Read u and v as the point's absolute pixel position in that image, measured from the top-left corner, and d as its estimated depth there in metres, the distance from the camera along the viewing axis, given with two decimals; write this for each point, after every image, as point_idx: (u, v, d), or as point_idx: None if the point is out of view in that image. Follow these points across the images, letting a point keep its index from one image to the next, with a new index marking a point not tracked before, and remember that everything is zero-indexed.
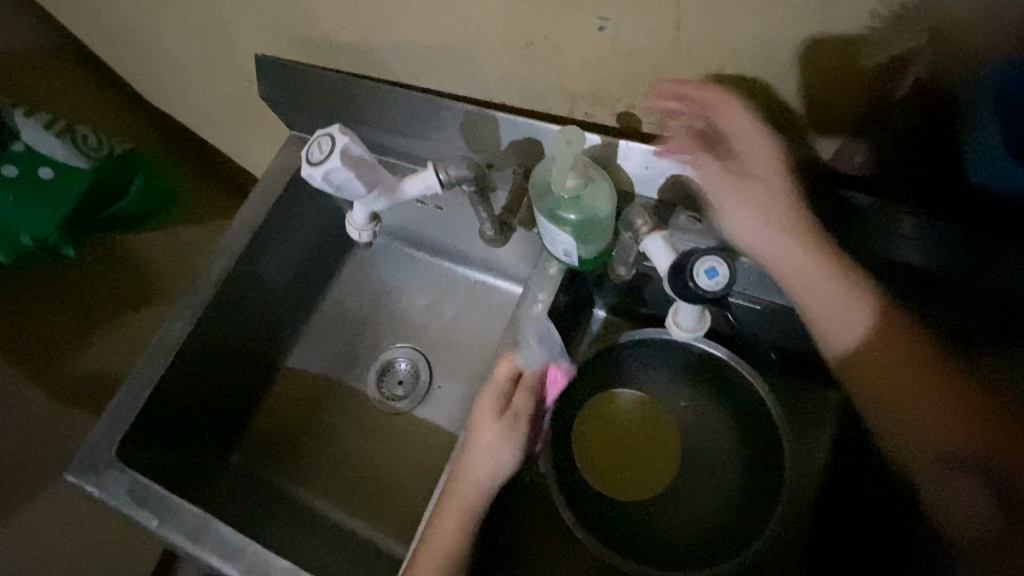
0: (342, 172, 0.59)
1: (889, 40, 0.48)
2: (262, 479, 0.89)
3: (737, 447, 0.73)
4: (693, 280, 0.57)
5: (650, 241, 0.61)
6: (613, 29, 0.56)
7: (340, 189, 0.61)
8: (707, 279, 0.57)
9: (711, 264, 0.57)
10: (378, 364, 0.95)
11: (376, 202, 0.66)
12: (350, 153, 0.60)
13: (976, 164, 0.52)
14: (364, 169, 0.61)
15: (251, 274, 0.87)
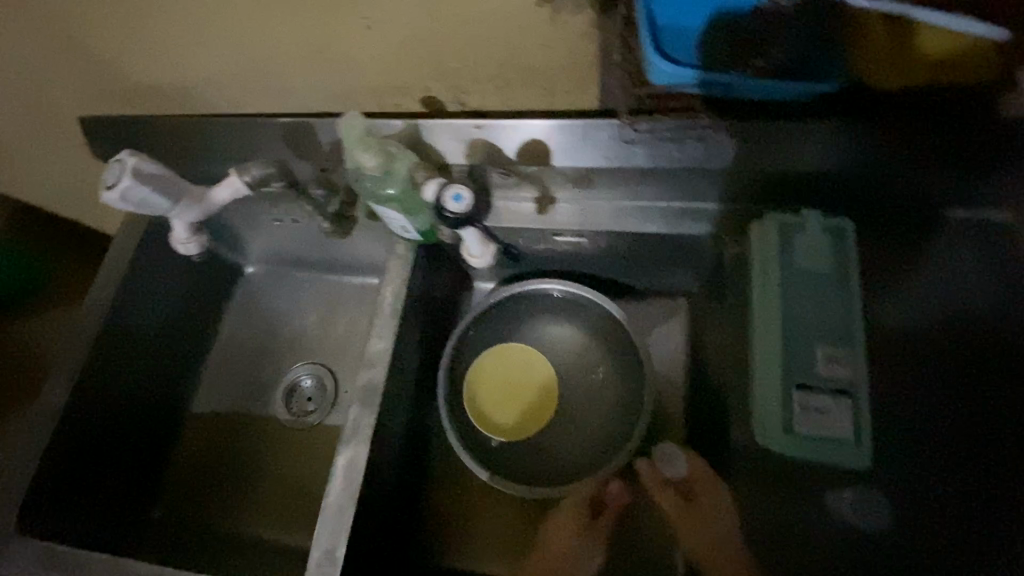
0: (140, 189, 0.62)
1: None
2: (188, 522, 0.90)
3: (608, 363, 0.86)
4: (442, 210, 0.63)
5: (426, 186, 0.64)
6: None
7: (144, 206, 0.64)
8: (453, 204, 0.63)
9: (457, 191, 0.63)
10: (283, 388, 0.98)
11: (187, 214, 0.69)
12: (144, 171, 0.62)
13: (652, 71, 0.53)
14: (164, 183, 0.64)
15: (127, 327, 0.88)
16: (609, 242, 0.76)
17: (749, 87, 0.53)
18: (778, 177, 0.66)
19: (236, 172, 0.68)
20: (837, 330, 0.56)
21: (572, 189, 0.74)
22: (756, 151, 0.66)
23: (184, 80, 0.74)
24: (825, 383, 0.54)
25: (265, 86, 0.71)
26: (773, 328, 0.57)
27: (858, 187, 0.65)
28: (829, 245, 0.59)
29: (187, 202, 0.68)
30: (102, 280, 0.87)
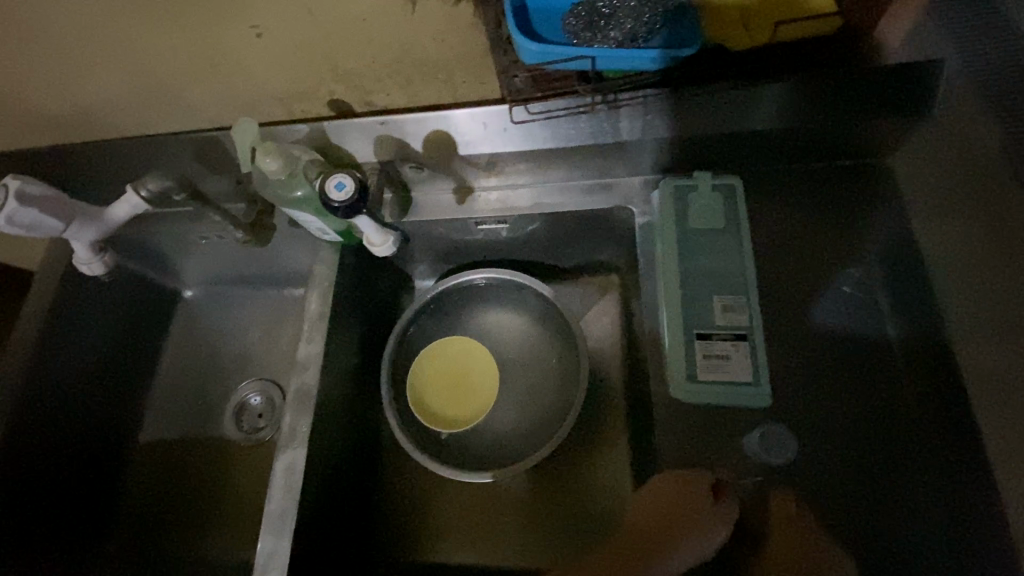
0: (25, 211, 0.64)
1: None
2: (144, 553, 0.89)
3: (546, 343, 0.88)
4: (325, 197, 0.64)
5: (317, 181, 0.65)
6: (267, 36, 0.63)
7: (33, 228, 0.66)
8: (336, 191, 0.64)
9: (340, 179, 0.64)
10: (231, 407, 0.97)
11: (84, 233, 0.72)
12: (28, 193, 0.65)
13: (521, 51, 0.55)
14: (52, 204, 0.67)
15: (59, 364, 0.86)
16: (529, 224, 0.78)
17: (622, 57, 0.56)
18: (730, 140, 0.71)
19: (131, 190, 0.70)
20: (729, 279, 0.64)
21: (484, 176, 0.78)
22: (712, 114, 0.69)
23: (83, 108, 0.73)
24: (722, 329, 0.62)
25: (169, 104, 0.71)
26: (673, 287, 0.64)
27: (797, 141, 0.71)
28: (716, 205, 0.67)
29: (82, 222, 0.71)
30: (28, 317, 0.86)
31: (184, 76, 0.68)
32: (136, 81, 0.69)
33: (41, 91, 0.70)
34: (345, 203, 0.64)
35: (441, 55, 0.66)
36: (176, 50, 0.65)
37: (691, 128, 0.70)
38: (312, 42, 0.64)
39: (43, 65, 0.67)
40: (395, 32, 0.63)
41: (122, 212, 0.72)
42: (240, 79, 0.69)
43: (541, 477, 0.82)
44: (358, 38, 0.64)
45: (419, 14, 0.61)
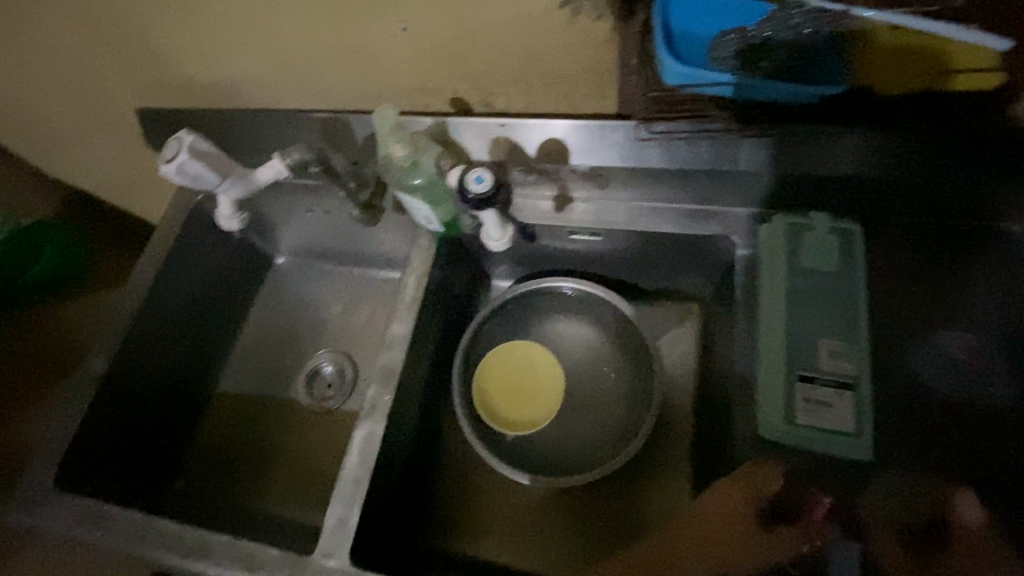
0: (193, 164, 0.70)
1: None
2: (209, 495, 0.94)
3: (616, 362, 0.88)
4: (464, 189, 0.66)
5: (450, 172, 0.69)
6: (413, 30, 0.67)
7: (195, 180, 0.72)
8: (476, 184, 0.66)
9: (478, 173, 0.67)
10: (305, 372, 1.02)
11: (233, 190, 0.77)
12: (199, 149, 0.70)
13: (668, 75, 0.57)
14: (214, 161, 0.72)
15: (164, 306, 0.93)
16: (624, 241, 0.79)
17: (777, 87, 0.57)
18: (814, 182, 0.70)
19: (279, 157, 0.75)
20: (838, 325, 0.62)
21: (586, 188, 0.79)
22: (802, 156, 0.69)
23: (229, 77, 0.78)
24: (826, 375, 0.60)
25: (305, 83, 0.76)
26: (776, 324, 0.63)
27: (886, 194, 0.70)
28: (826, 248, 0.66)
29: (234, 180, 0.76)
30: (143, 259, 0.92)
31: (328, 60, 0.72)
32: (281, 59, 0.74)
33: (199, 58, 0.76)
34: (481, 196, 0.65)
35: (570, 66, 0.68)
36: (327, 34, 0.69)
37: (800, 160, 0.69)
38: (453, 42, 0.67)
39: (206, 32, 0.72)
40: (531, 39, 0.65)
41: (265, 176, 0.77)
42: (379, 69, 0.73)
43: (595, 490, 0.81)
44: (497, 42, 0.66)
45: (560, 25, 0.63)
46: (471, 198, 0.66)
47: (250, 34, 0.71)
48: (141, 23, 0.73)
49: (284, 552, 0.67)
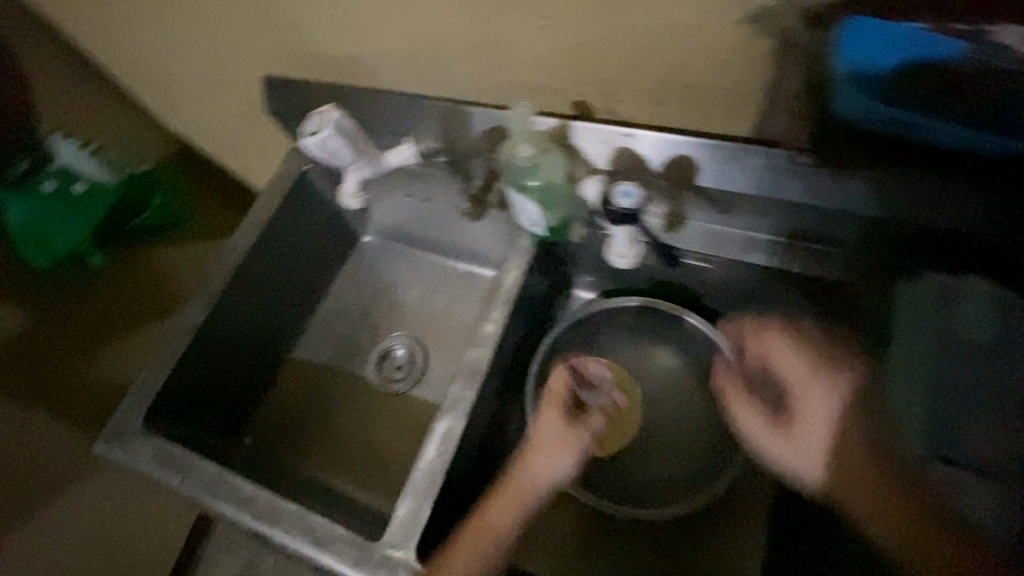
0: (332, 138, 0.75)
1: (779, 18, 0.55)
2: (273, 456, 0.96)
3: (700, 394, 0.83)
4: (610, 201, 0.67)
5: (586, 183, 0.75)
6: (555, 30, 0.64)
7: (331, 154, 0.77)
8: (623, 198, 0.67)
9: (627, 187, 0.67)
10: (377, 351, 1.03)
11: (362, 168, 0.82)
12: (342, 126, 0.75)
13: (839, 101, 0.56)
14: (350, 137, 0.77)
15: (259, 268, 0.95)
16: (732, 271, 0.76)
17: (947, 134, 0.54)
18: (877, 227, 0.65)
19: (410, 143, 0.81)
20: None
21: (701, 210, 0.75)
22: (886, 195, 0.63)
23: (357, 55, 0.79)
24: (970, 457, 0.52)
25: (431, 68, 0.76)
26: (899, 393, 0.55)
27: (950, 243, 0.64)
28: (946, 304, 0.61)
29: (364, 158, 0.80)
30: (247, 220, 0.94)
31: (459, 48, 0.71)
32: (412, 42, 0.73)
33: (332, 33, 0.77)
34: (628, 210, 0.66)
35: (714, 81, 0.64)
36: (464, 24, 0.68)
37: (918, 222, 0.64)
38: (595, 46, 0.64)
39: (345, 9, 0.72)
40: (678, 52, 0.62)
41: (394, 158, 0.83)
42: (510, 64, 0.71)
43: (642, 528, 0.79)
44: (640, 50, 0.63)
45: (713, 39, 0.59)
46: (615, 211, 0.67)
47: (387, 15, 0.71)
48: None
49: (349, 534, 0.67)
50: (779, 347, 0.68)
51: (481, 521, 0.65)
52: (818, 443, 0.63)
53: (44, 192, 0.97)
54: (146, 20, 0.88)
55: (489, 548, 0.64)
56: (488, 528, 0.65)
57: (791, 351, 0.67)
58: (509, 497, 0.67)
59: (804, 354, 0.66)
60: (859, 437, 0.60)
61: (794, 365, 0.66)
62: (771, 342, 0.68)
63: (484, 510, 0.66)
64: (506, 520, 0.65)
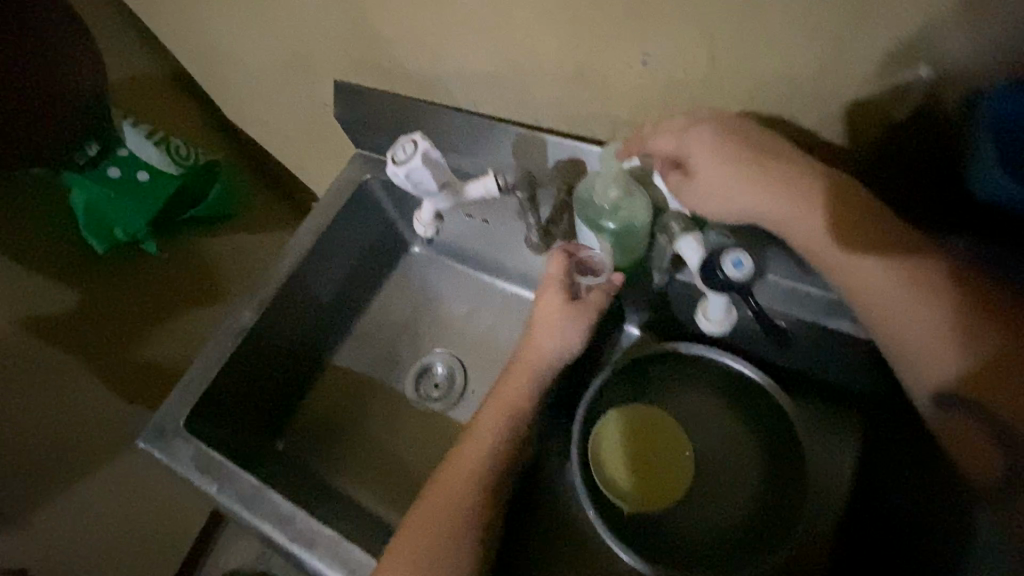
0: (421, 172, 0.63)
1: (902, 76, 0.51)
2: (305, 465, 0.95)
3: (758, 460, 0.75)
4: (721, 272, 0.60)
5: (681, 240, 0.63)
6: (651, 65, 0.61)
7: (417, 186, 0.66)
8: (734, 269, 0.60)
9: (738, 256, 0.60)
10: (415, 368, 0.99)
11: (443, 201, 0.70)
12: (432, 157, 0.64)
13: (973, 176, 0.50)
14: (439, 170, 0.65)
15: (311, 274, 0.94)
16: (811, 331, 0.69)
17: None
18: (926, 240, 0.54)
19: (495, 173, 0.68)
20: None
21: (782, 260, 0.69)
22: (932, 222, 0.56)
23: (436, 70, 0.77)
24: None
25: (512, 92, 0.73)
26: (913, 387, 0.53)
27: None
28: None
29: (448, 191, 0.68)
30: (304, 225, 0.94)
31: (544, 74, 0.68)
32: (495, 63, 0.70)
33: (412, 47, 0.75)
34: (736, 282, 0.59)
35: (818, 136, 0.60)
36: (552, 50, 0.65)
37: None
38: (692, 85, 0.61)
39: (430, 25, 0.71)
40: (783, 100, 0.58)
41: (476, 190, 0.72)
42: (596, 94, 0.68)
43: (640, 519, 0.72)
44: (741, 93, 0.59)
45: (825, 90, 0.55)
46: (721, 279, 0.60)
47: (472, 34, 0.69)
48: (372, 5, 0.72)
49: None
50: (730, 128, 0.59)
51: (489, 409, 0.69)
52: (926, 328, 0.51)
53: (109, 177, 0.98)
54: (227, 17, 0.88)
55: (500, 441, 0.67)
56: (494, 414, 0.68)
57: (731, 164, 0.59)
58: (510, 382, 0.70)
59: (741, 143, 0.58)
60: (936, 266, 0.52)
61: (869, 271, 0.54)
62: (736, 141, 0.59)
63: (490, 404, 0.70)
64: (506, 409, 0.68)
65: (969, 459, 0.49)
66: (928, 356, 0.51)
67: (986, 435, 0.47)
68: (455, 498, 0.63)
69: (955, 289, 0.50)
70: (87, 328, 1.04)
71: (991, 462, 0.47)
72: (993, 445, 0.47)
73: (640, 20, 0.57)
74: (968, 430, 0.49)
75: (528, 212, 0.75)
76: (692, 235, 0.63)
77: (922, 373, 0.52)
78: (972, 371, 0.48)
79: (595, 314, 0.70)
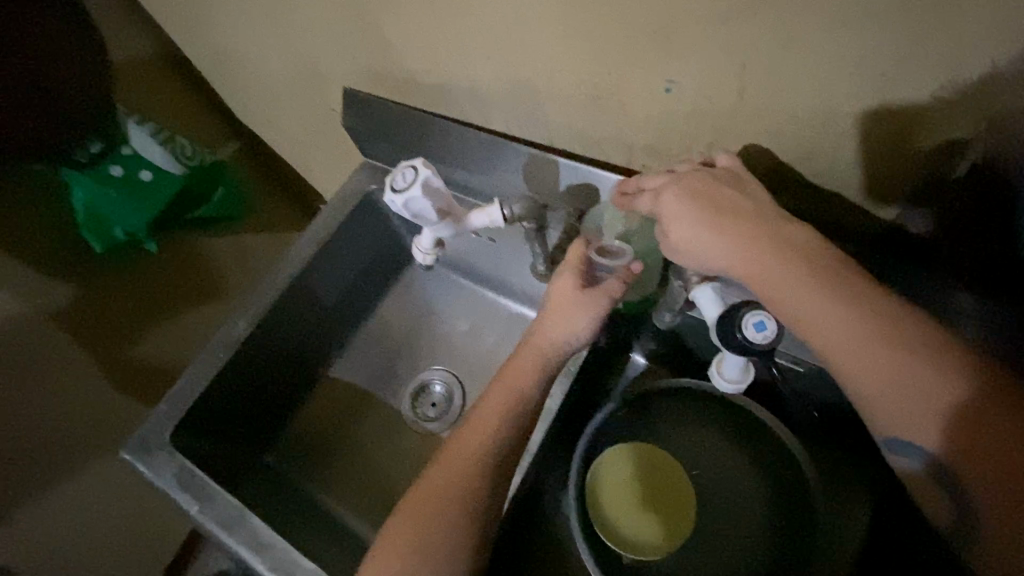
0: (420, 201, 0.61)
1: (948, 122, 0.46)
2: (294, 482, 0.92)
3: (770, 510, 0.68)
4: (740, 332, 0.55)
5: (697, 290, 0.61)
6: (675, 92, 0.57)
7: (416, 217, 0.63)
8: (754, 331, 0.55)
9: (759, 317, 0.56)
10: (413, 385, 0.96)
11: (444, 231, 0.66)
12: (432, 185, 0.62)
13: None
14: (441, 199, 0.63)
15: (310, 285, 0.91)
16: (830, 378, 0.65)
17: None
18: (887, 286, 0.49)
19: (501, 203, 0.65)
20: None
21: None
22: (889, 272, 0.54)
23: (448, 84, 0.73)
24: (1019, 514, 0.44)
25: (525, 110, 0.70)
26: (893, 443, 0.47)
27: None
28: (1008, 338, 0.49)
29: (450, 222, 0.65)
30: (305, 235, 0.91)
31: (561, 95, 0.65)
32: (510, 80, 0.67)
33: (425, 58, 0.72)
34: (754, 346, 0.55)
35: (849, 177, 0.55)
36: (570, 71, 0.61)
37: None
38: (717, 116, 0.57)
39: (444, 38, 0.67)
40: (815, 138, 0.54)
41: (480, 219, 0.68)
42: (614, 117, 0.64)
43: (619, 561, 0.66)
44: (770, 127, 0.55)
45: (865, 132, 0.51)
46: (738, 340, 0.56)
47: (486, 50, 0.65)
48: (383, 11, 0.69)
49: None
50: (691, 185, 0.56)
51: (478, 419, 0.60)
52: (897, 373, 0.45)
53: (110, 176, 0.96)
54: (238, 16, 0.85)
55: (490, 458, 0.58)
56: (482, 426, 0.59)
57: (698, 214, 0.55)
58: (504, 388, 0.61)
59: (702, 197, 0.55)
60: (904, 314, 0.47)
61: (831, 310, 0.48)
62: (698, 194, 0.55)
63: (482, 409, 0.61)
64: (498, 418, 0.59)
65: (927, 502, 0.47)
66: (897, 414, 0.45)
67: (936, 486, 0.45)
68: (438, 513, 0.55)
69: (922, 339, 0.45)
70: (90, 319, 1.02)
71: (948, 515, 0.46)
72: (947, 499, 0.45)
73: (665, 46, 0.53)
74: (931, 482, 0.46)
75: (533, 241, 0.72)
76: (709, 285, 0.60)
77: (892, 428, 0.46)
78: (946, 428, 0.44)
79: (609, 302, 0.62)
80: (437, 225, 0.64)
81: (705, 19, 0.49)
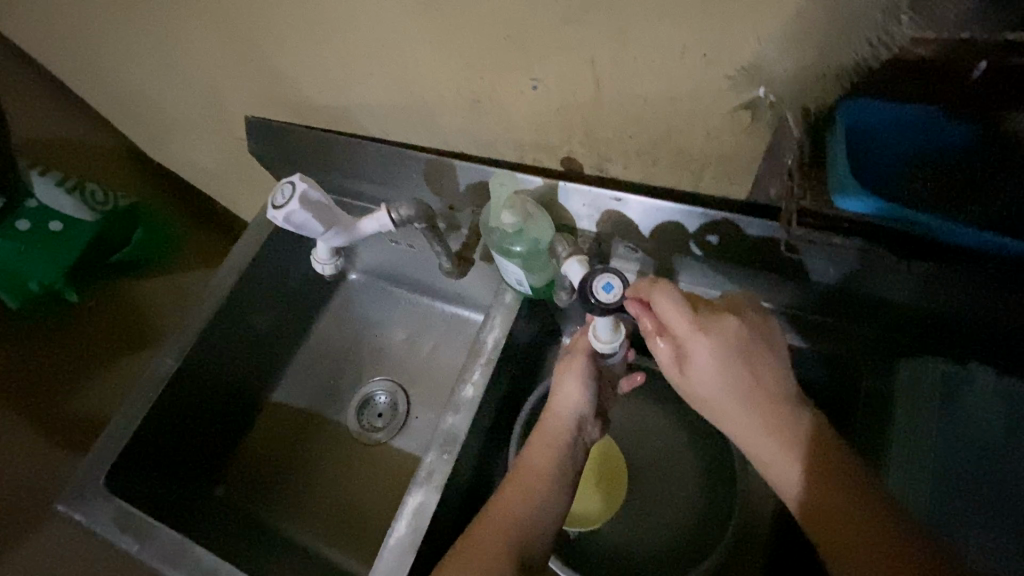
0: (301, 214, 0.64)
1: (772, 88, 0.52)
2: (244, 509, 0.92)
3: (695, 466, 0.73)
4: (592, 296, 0.57)
5: (568, 264, 0.63)
6: (542, 89, 0.61)
7: (300, 229, 0.66)
8: (604, 293, 0.57)
9: (607, 280, 0.58)
10: (358, 398, 0.97)
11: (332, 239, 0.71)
12: (309, 198, 0.64)
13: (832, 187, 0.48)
14: (322, 212, 0.66)
15: (239, 313, 0.92)
16: None
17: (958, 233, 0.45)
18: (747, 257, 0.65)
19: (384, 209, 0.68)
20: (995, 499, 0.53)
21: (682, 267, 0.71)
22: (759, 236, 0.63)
23: (343, 103, 0.76)
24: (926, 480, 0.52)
25: (419, 120, 0.73)
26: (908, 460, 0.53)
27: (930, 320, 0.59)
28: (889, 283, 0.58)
29: (337, 230, 0.69)
30: (228, 264, 0.91)
31: (445, 101, 0.68)
32: (398, 94, 0.71)
33: (316, 81, 0.74)
34: (605, 305, 0.57)
35: (708, 149, 0.61)
36: (448, 80, 0.65)
37: (915, 316, 0.60)
38: (582, 107, 0.62)
39: (329, 60, 0.70)
40: (670, 118, 0.59)
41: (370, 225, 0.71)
42: (497, 117, 0.68)
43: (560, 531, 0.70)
44: (629, 113, 0.60)
45: (708, 107, 0.56)
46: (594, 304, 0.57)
47: (370, 68, 0.68)
48: (267, 39, 0.71)
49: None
50: (706, 324, 0.53)
51: (474, 544, 0.55)
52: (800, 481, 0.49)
53: (18, 232, 0.95)
54: (133, 58, 0.86)
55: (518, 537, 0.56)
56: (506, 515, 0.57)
57: (728, 359, 0.52)
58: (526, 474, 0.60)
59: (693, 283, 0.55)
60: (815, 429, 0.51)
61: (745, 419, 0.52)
62: (720, 334, 0.53)
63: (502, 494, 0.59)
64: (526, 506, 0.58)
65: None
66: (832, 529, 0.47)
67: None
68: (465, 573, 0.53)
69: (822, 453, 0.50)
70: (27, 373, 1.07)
71: None
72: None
73: (522, 48, 0.57)
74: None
75: (435, 242, 0.75)
76: (577, 259, 0.63)
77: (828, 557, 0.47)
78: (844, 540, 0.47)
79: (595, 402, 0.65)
80: (325, 234, 0.69)
81: (550, 18, 0.53)
